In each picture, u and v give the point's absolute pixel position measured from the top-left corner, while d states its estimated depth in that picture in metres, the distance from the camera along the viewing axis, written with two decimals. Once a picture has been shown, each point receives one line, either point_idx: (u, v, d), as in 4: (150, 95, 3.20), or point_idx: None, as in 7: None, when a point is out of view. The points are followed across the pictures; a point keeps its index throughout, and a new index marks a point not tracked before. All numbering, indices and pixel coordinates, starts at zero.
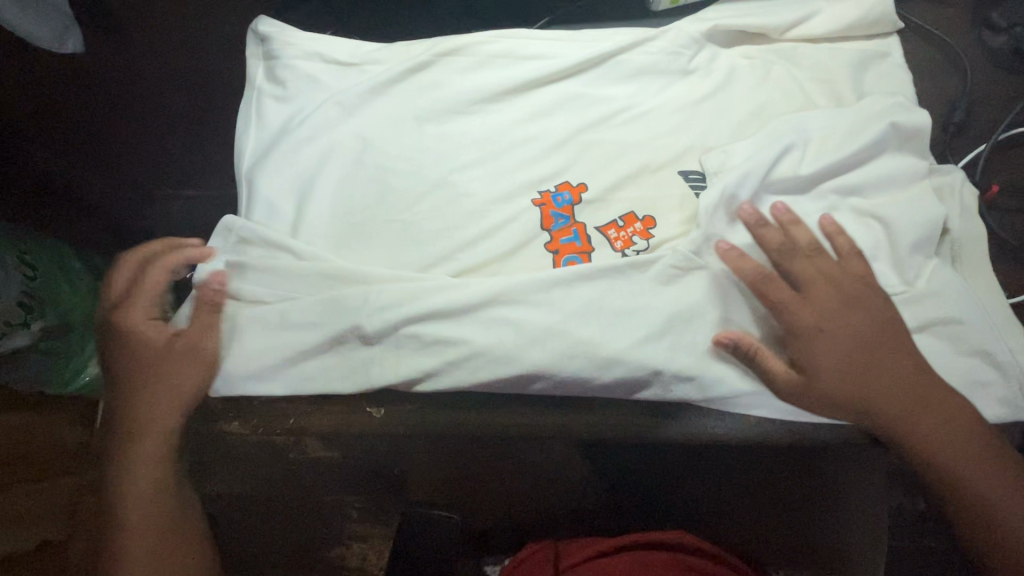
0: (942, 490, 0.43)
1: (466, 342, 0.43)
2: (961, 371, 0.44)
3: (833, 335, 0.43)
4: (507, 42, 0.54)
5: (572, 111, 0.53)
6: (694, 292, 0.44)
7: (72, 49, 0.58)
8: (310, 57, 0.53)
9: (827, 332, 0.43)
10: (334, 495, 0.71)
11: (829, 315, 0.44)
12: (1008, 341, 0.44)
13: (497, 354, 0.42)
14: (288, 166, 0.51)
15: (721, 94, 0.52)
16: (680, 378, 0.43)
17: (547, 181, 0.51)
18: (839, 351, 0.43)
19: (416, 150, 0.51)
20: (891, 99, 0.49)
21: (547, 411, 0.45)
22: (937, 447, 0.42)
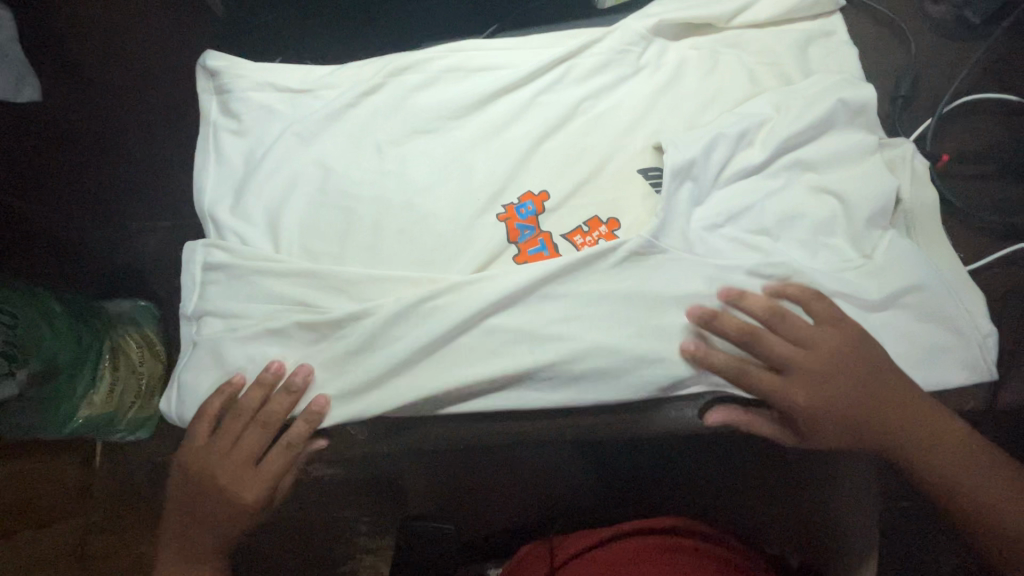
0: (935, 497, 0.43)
1: (460, 368, 0.44)
2: (927, 338, 0.45)
3: (810, 393, 0.43)
4: (458, 55, 0.54)
5: (527, 119, 0.53)
6: (676, 310, 0.45)
7: (32, 97, 0.56)
8: (261, 88, 0.53)
9: (809, 394, 0.43)
10: (341, 510, 0.72)
11: (802, 377, 0.43)
12: (965, 306, 0.46)
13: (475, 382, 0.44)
14: (251, 200, 0.51)
15: (673, 87, 0.53)
16: (657, 369, 0.44)
17: (510, 192, 0.51)
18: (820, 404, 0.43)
19: (377, 173, 0.52)
20: (834, 77, 0.50)
21: (537, 422, 0.46)
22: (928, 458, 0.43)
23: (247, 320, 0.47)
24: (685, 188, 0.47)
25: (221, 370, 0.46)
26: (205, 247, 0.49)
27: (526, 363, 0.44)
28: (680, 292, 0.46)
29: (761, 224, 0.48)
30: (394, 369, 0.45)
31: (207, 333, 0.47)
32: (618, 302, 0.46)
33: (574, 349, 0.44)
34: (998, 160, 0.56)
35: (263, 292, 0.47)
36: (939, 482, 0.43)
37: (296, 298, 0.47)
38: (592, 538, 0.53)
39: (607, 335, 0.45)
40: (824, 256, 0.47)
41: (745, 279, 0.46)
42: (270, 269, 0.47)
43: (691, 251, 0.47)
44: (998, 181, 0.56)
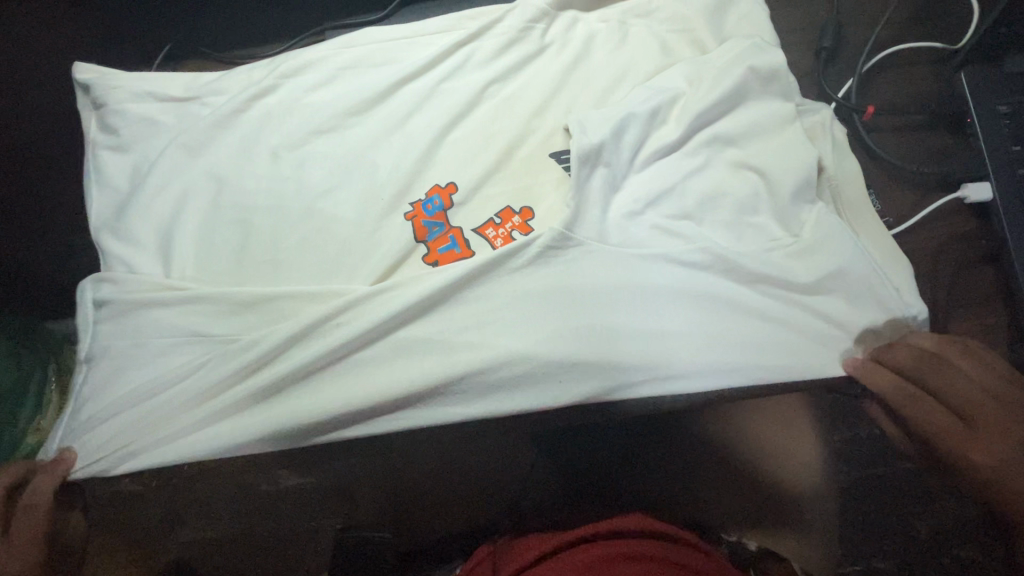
0: None
1: (371, 384, 0.42)
2: (858, 313, 0.42)
3: (992, 456, 0.35)
4: (352, 48, 0.51)
5: (431, 110, 0.49)
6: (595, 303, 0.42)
7: None
8: (140, 99, 0.49)
9: (1001, 451, 0.35)
10: None
11: (983, 432, 0.36)
12: (892, 276, 0.44)
13: (382, 398, 0.41)
14: (141, 221, 0.48)
15: (581, 63, 0.50)
16: (576, 370, 0.41)
17: (417, 190, 0.48)
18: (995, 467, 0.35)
19: (274, 182, 0.48)
20: (746, 42, 0.47)
21: (466, 424, 0.43)
22: None
23: (137, 360, 0.43)
24: (596, 177, 0.45)
25: (98, 415, 0.42)
26: (92, 280, 0.46)
27: (438, 368, 0.41)
28: (599, 283, 0.43)
29: (680, 204, 0.45)
30: (299, 392, 0.42)
31: (89, 378, 0.43)
32: (531, 299, 0.43)
33: (486, 353, 0.41)
34: (927, 111, 0.54)
35: (155, 323, 0.44)
36: None
37: (191, 326, 0.44)
38: (543, 545, 0.48)
39: (522, 336, 0.42)
40: (745, 236, 0.44)
41: (664, 267, 0.43)
42: (164, 299, 0.44)
43: (607, 241, 0.44)
44: (927, 133, 0.54)
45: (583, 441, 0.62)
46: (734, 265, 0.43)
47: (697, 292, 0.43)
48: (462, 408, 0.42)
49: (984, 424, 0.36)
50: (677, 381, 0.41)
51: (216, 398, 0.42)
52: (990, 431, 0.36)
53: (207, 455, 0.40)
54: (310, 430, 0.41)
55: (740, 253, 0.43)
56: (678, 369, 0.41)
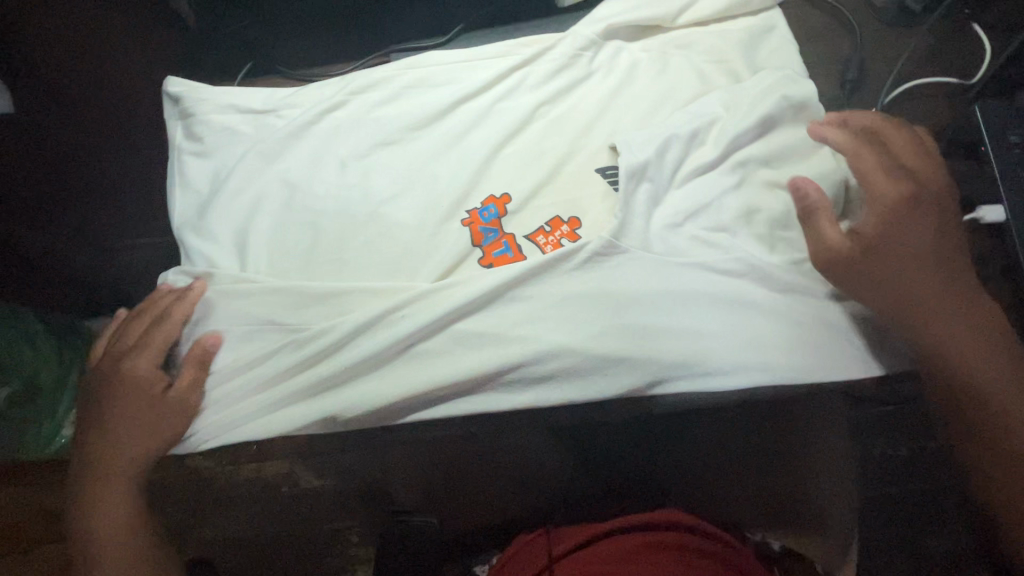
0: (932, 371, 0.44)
1: (433, 373, 0.45)
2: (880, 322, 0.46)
3: (894, 241, 0.45)
4: (416, 69, 0.56)
5: (487, 126, 0.54)
6: (639, 305, 0.46)
7: None
8: (224, 110, 0.54)
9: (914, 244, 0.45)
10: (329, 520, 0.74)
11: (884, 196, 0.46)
12: None
13: (442, 386, 0.45)
14: (220, 220, 0.52)
15: (625, 88, 0.54)
16: (620, 366, 0.45)
17: (474, 198, 0.52)
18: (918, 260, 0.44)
19: (342, 189, 0.53)
20: (778, 73, 0.52)
21: (515, 412, 0.47)
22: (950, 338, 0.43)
23: (224, 347, 0.48)
24: (638, 191, 0.49)
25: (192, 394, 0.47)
26: (181, 274, 0.51)
27: (495, 359, 0.45)
28: (643, 288, 0.47)
29: (716, 218, 0.50)
30: (366, 379, 0.46)
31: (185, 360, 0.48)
32: (581, 301, 0.46)
33: (539, 349, 0.45)
34: (941, 141, 0.59)
35: (235, 314, 0.48)
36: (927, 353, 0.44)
37: (267, 317, 0.48)
38: (582, 534, 0.52)
39: (572, 334, 0.45)
40: (777, 248, 0.48)
41: (703, 274, 0.47)
42: (244, 293, 0.49)
43: (649, 249, 0.48)
44: (943, 160, 0.58)
45: (620, 441, 0.63)
46: (767, 275, 0.47)
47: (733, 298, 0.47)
48: (514, 397, 0.45)
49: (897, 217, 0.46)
50: (713, 377, 0.45)
51: (293, 381, 0.46)
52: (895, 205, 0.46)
53: (293, 431, 0.45)
54: (376, 413, 0.45)
55: (772, 264, 0.47)
56: (714, 367, 0.45)
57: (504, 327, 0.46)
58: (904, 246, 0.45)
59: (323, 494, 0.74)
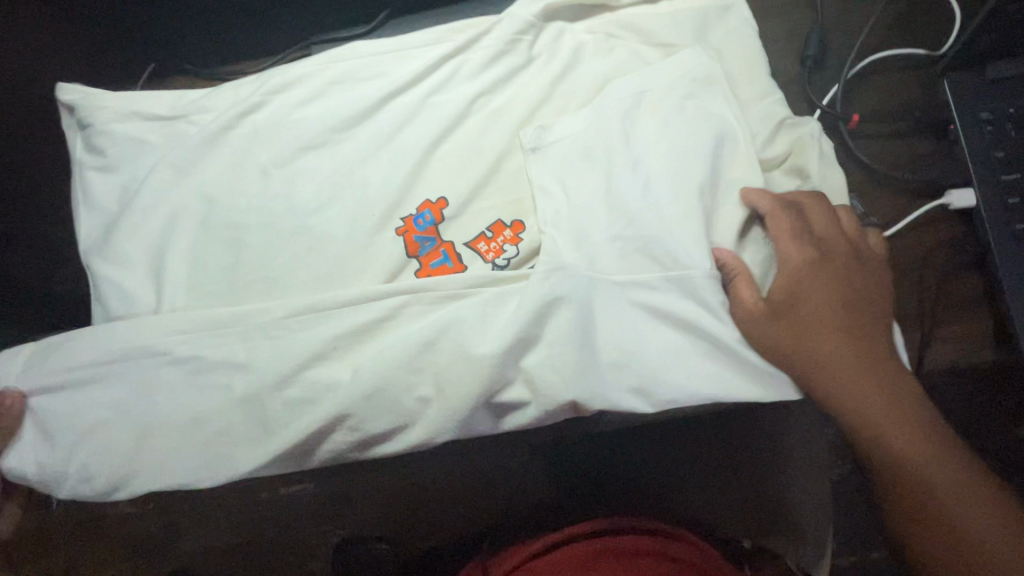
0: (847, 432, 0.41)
1: (368, 409, 0.41)
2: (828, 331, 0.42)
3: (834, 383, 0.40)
4: (341, 63, 0.50)
5: (420, 123, 0.49)
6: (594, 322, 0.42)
7: None
8: (127, 117, 0.49)
9: (892, 433, 0.40)
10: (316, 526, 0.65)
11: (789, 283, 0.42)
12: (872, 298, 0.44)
13: (376, 420, 0.41)
14: (130, 242, 0.47)
15: (569, 76, 0.50)
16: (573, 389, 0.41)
17: (408, 205, 0.48)
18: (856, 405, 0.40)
19: (263, 200, 0.48)
20: (730, 60, 0.49)
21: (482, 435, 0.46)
22: (901, 461, 0.40)
23: (158, 411, 0.42)
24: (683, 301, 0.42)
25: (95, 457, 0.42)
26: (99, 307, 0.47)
27: (455, 381, 0.41)
28: (617, 305, 0.43)
29: (697, 208, 0.43)
30: (295, 419, 0.42)
31: (109, 434, 0.42)
32: (555, 315, 0.42)
33: (489, 376, 0.41)
34: (905, 116, 0.57)
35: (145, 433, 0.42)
36: (862, 432, 0.40)
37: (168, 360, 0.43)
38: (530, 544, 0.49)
39: (559, 364, 0.41)
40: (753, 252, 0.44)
41: (708, 332, 0.41)
42: (210, 387, 0.43)
43: (643, 306, 0.43)
44: (907, 138, 0.56)
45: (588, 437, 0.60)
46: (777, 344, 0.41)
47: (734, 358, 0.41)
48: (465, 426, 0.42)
49: (810, 306, 0.41)
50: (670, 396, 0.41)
51: (210, 424, 0.42)
52: (804, 313, 0.41)
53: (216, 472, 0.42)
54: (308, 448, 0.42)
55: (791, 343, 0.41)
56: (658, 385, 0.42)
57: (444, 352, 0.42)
58: (861, 385, 0.40)
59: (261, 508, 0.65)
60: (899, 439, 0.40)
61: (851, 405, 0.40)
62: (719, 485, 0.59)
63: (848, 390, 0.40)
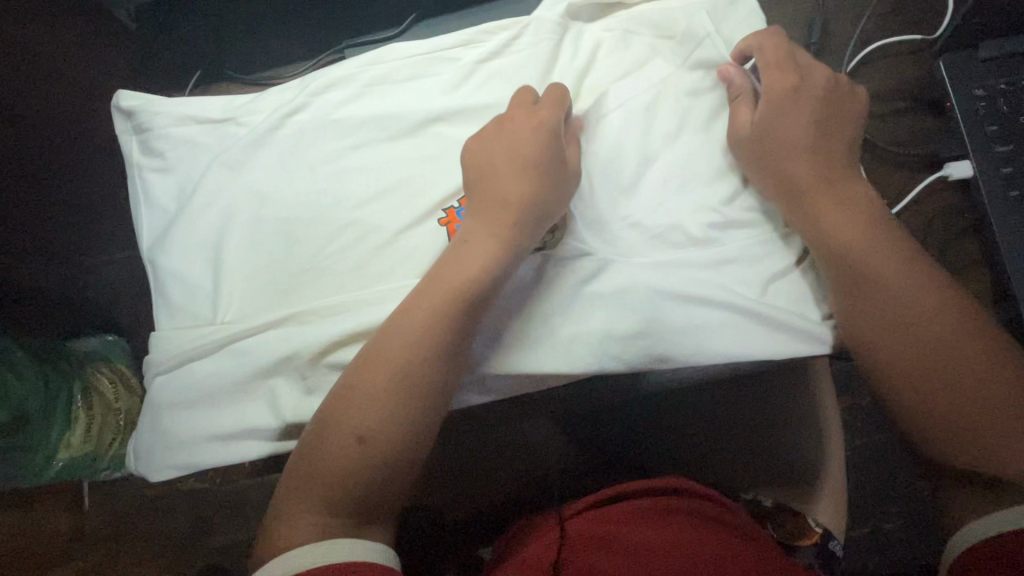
0: (847, 278, 0.43)
1: None
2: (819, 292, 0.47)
3: (791, 145, 0.46)
4: (378, 66, 0.54)
5: (457, 120, 0.53)
6: (629, 297, 0.47)
7: None
8: (181, 122, 0.52)
9: (882, 274, 0.42)
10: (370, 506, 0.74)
11: (793, 142, 0.46)
12: None
13: None
14: (190, 238, 0.51)
15: (591, 71, 0.54)
16: (616, 358, 0.45)
17: (448, 198, 0.51)
18: (852, 244, 0.43)
19: (311, 195, 0.52)
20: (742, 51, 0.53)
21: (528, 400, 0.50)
22: (889, 287, 0.41)
23: (230, 398, 0.47)
24: (699, 269, 0.47)
25: (180, 438, 0.47)
26: (163, 301, 0.50)
27: (503, 353, 0.46)
28: (642, 281, 0.47)
29: (706, 197, 0.49)
30: None
31: (190, 417, 0.47)
32: (581, 297, 0.47)
33: (536, 349, 0.46)
34: (900, 97, 0.61)
35: (227, 419, 0.46)
36: (847, 250, 0.43)
37: (242, 347, 0.47)
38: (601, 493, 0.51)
39: (589, 337, 0.46)
40: (767, 235, 0.48)
41: (725, 300, 0.46)
42: (278, 374, 0.47)
43: (667, 273, 0.47)
44: (903, 118, 0.61)
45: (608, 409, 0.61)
46: (783, 312, 0.46)
47: (740, 327, 0.46)
48: (517, 389, 0.47)
49: (793, 128, 0.46)
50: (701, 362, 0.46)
51: (283, 401, 0.46)
52: (777, 111, 0.47)
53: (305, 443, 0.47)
54: None
55: (790, 312, 0.46)
56: (683, 350, 0.46)
57: (495, 327, 0.47)
58: (815, 143, 0.46)
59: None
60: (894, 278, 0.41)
61: (858, 242, 0.43)
62: (737, 453, 0.60)
63: (843, 234, 0.43)
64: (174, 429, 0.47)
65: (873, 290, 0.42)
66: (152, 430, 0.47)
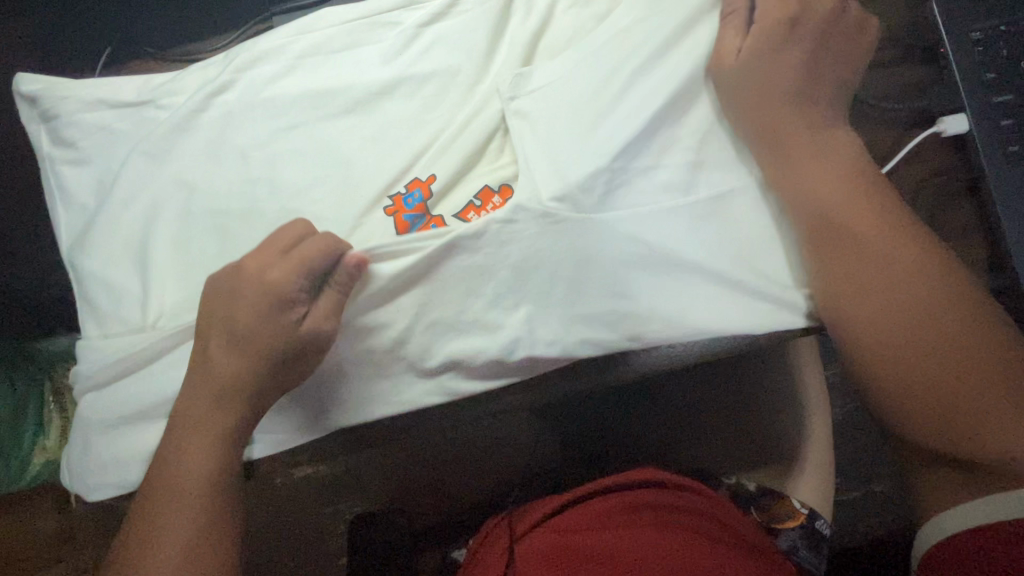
0: (835, 244, 0.39)
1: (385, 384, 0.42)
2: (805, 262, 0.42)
3: (773, 98, 0.42)
4: (310, 35, 0.49)
5: (400, 93, 0.48)
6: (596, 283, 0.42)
7: None
8: (92, 107, 0.47)
9: (871, 242, 0.39)
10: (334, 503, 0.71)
11: (784, 106, 0.42)
12: None
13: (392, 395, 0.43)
14: (111, 236, 0.46)
15: (548, 31, 0.48)
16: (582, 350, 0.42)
17: (394, 182, 0.47)
18: (846, 215, 0.39)
19: (243, 184, 0.47)
20: None
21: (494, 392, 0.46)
22: (880, 254, 0.38)
23: (164, 410, 0.43)
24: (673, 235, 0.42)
25: (114, 454, 0.43)
26: (87, 307, 0.46)
27: (459, 337, 0.42)
28: (611, 247, 0.42)
29: None
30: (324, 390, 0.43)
31: (123, 432, 0.43)
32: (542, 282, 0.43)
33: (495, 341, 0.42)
34: (888, 46, 0.56)
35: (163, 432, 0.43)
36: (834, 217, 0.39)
37: (175, 355, 0.44)
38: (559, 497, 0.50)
39: (551, 325, 0.42)
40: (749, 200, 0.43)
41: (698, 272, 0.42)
42: None
43: (636, 245, 0.42)
44: (892, 70, 0.56)
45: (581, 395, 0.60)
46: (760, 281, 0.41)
47: (716, 302, 0.42)
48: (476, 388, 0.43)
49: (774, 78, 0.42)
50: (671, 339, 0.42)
51: None
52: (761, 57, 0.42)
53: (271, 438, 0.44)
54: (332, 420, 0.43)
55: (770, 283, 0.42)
56: (654, 333, 0.42)
57: (446, 318, 0.42)
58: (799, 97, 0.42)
59: (286, 492, 0.70)
60: (884, 245, 0.38)
61: (846, 208, 0.39)
62: (721, 435, 0.57)
63: (830, 198, 0.40)
64: (108, 443, 0.43)
65: (863, 259, 0.38)
66: (84, 446, 0.44)
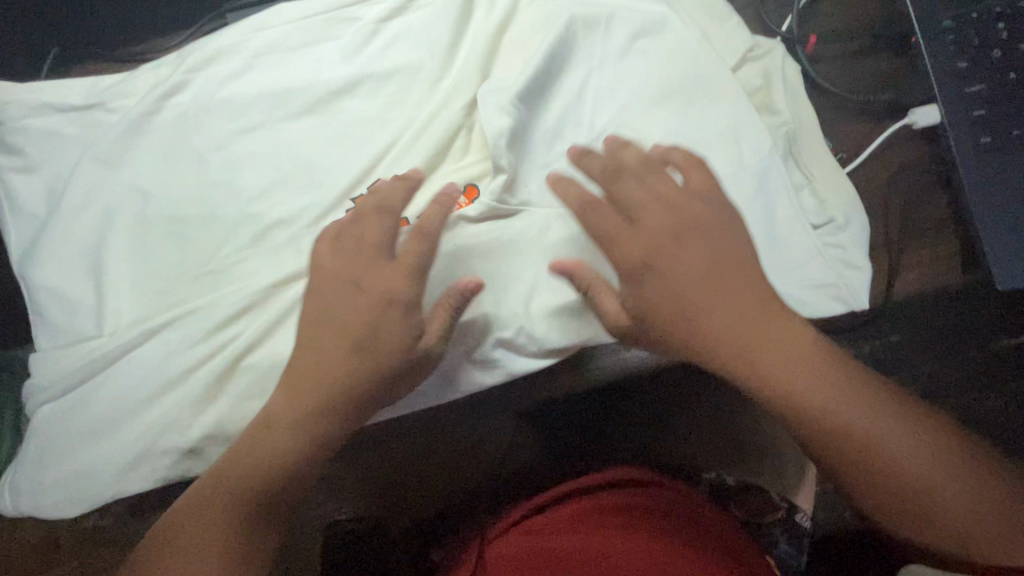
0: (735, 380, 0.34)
1: None
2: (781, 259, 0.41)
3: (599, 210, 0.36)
4: (265, 33, 0.47)
5: (359, 92, 0.46)
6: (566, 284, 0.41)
7: None
8: (40, 112, 0.46)
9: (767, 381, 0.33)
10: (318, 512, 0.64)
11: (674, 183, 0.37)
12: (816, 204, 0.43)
13: None
14: (63, 246, 0.45)
15: (511, 24, 0.47)
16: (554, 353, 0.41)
17: (356, 183, 0.45)
18: (738, 351, 0.33)
19: (200, 189, 0.45)
20: None
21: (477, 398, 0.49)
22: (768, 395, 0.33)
23: (120, 425, 0.42)
24: None
25: (69, 473, 0.42)
26: (41, 320, 0.44)
27: None
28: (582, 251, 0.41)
29: None
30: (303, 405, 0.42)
31: (78, 448, 0.42)
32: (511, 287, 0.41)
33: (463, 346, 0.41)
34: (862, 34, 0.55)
35: (119, 448, 0.41)
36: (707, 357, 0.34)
37: (131, 368, 0.42)
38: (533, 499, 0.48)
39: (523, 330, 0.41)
40: None
41: None
42: (174, 396, 0.42)
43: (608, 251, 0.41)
44: (867, 58, 0.55)
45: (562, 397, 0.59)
46: None
47: None
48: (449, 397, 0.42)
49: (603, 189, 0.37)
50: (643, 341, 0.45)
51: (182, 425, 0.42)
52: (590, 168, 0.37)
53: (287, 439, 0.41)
54: None
55: None
56: None
57: None
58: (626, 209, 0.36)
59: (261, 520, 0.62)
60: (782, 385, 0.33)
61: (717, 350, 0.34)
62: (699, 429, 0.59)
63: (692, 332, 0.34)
64: (63, 460, 0.42)
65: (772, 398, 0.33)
66: (39, 465, 0.42)
